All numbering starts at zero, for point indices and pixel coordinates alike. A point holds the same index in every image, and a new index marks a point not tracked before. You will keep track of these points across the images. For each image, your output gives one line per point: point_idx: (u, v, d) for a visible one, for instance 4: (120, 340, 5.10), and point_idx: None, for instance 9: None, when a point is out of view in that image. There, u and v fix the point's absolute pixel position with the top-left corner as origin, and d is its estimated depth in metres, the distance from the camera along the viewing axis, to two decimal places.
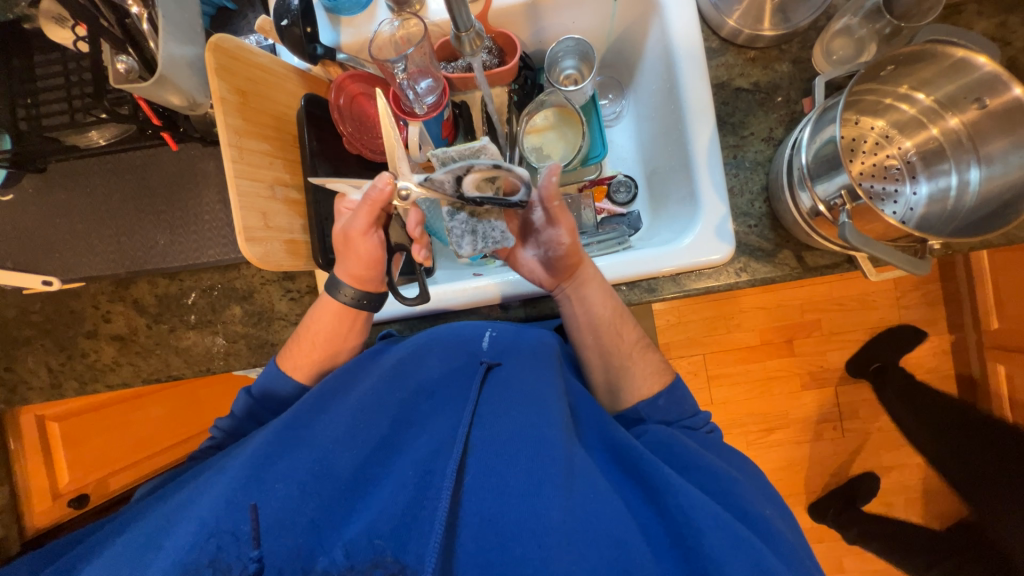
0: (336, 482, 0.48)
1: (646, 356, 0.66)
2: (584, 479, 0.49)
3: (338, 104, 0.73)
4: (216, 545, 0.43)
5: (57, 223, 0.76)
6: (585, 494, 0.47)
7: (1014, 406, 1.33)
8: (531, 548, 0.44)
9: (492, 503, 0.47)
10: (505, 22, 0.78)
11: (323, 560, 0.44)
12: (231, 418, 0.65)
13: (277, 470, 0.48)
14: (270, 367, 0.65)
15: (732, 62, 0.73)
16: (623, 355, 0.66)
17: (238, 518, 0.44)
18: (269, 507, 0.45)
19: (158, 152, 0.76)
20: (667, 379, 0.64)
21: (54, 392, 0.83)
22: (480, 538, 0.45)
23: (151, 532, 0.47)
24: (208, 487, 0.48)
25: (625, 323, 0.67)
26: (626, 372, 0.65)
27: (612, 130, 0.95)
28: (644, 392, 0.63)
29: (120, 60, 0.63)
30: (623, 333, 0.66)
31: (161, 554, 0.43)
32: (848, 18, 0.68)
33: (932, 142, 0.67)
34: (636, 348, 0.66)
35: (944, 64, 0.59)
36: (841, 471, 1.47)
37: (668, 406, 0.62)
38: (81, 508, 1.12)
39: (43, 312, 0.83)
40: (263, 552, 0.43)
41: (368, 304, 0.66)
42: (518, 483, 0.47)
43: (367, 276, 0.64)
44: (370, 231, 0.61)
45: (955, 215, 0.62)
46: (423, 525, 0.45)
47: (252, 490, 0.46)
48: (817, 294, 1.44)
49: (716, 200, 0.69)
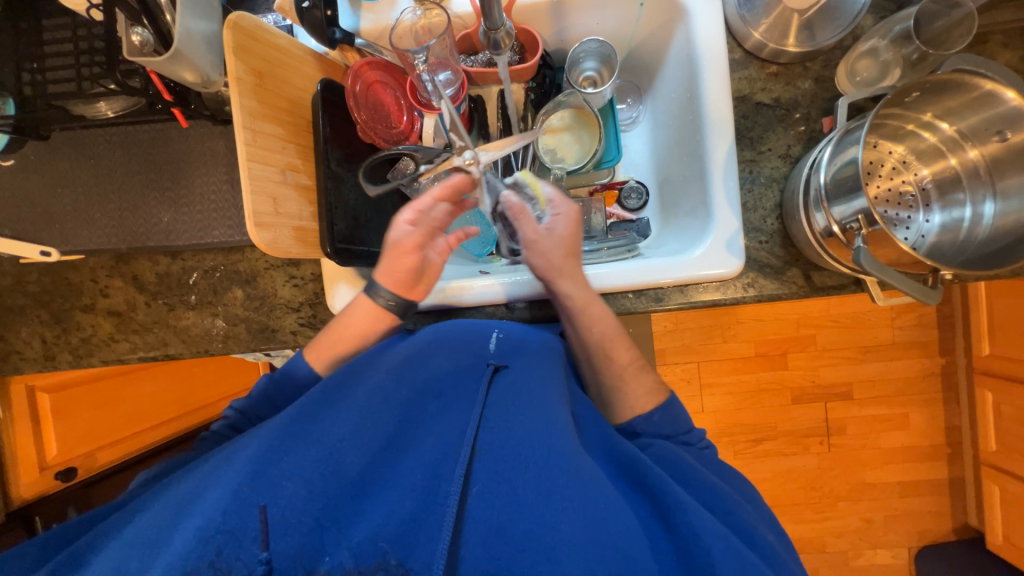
0: (341, 482, 0.48)
1: (641, 377, 0.65)
2: (598, 490, 0.48)
3: (354, 91, 0.72)
4: (216, 547, 0.42)
5: (58, 192, 0.75)
6: (596, 509, 0.46)
7: (998, 434, 1.35)
8: (541, 559, 0.43)
9: (503, 512, 0.47)
10: (528, 18, 0.76)
11: (328, 561, 0.44)
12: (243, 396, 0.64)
13: (285, 467, 0.48)
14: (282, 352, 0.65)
15: (755, 75, 0.73)
16: (617, 375, 0.64)
17: (246, 517, 0.44)
18: (278, 507, 0.45)
19: (167, 127, 0.74)
20: (662, 398, 0.63)
21: (46, 364, 0.82)
22: (489, 545, 0.45)
23: (160, 522, 0.46)
24: (214, 479, 0.48)
25: (621, 342, 0.65)
26: (616, 392, 0.64)
27: (627, 134, 0.94)
28: (638, 409, 0.63)
29: (135, 31, 0.60)
30: (621, 350, 0.65)
31: (169, 550, 0.43)
32: (875, 40, 0.68)
33: (949, 171, 0.67)
34: (630, 368, 0.65)
35: (969, 96, 0.59)
36: (825, 485, 1.50)
37: (664, 422, 0.62)
38: (68, 481, 1.11)
39: (39, 283, 0.81)
40: (271, 554, 0.43)
41: (400, 308, 0.67)
42: (530, 492, 0.47)
43: (402, 282, 0.66)
44: (417, 250, 0.66)
45: (966, 247, 0.63)
46: (433, 530, 0.46)
47: (261, 487, 0.46)
48: (813, 309, 1.46)
49: (730, 214, 0.69)
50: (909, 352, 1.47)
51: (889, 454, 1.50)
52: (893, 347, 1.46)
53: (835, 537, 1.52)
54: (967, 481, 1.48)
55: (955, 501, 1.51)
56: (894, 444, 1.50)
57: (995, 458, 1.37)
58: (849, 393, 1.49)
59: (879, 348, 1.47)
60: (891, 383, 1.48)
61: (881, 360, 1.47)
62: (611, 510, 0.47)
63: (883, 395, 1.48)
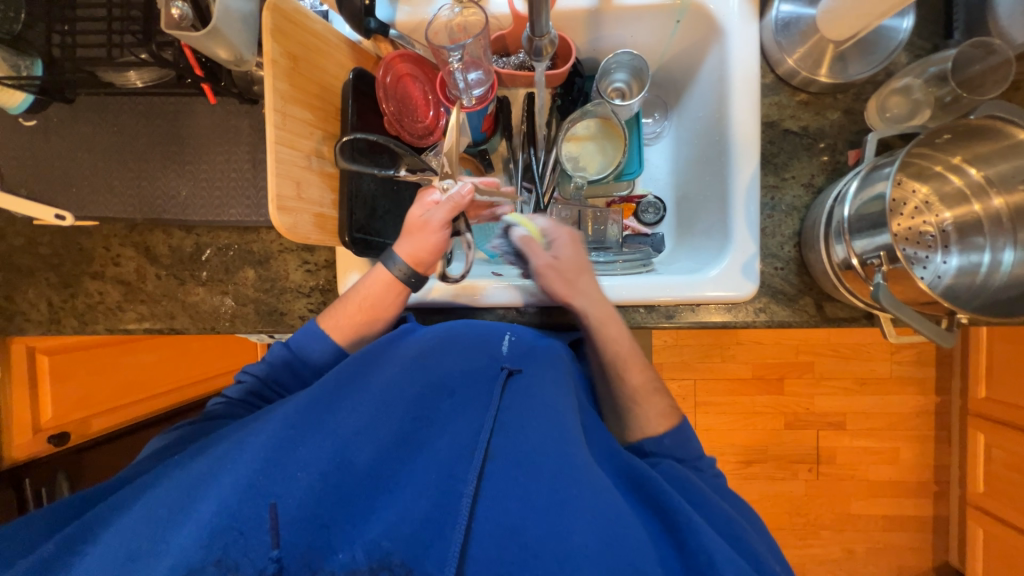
0: (355, 478, 0.48)
1: (654, 398, 0.65)
2: (610, 505, 0.48)
3: (384, 82, 0.72)
4: (224, 543, 0.42)
5: (77, 157, 0.74)
6: (604, 525, 0.46)
7: (987, 476, 1.36)
8: (549, 571, 0.44)
9: (513, 519, 0.47)
10: (564, 25, 0.76)
11: (337, 559, 0.44)
12: (253, 374, 0.65)
13: (299, 457, 0.48)
14: (313, 327, 0.66)
15: (785, 102, 0.73)
16: (629, 395, 0.65)
17: (259, 507, 0.44)
18: (289, 502, 0.45)
19: (193, 102, 0.74)
20: (674, 421, 0.64)
21: (51, 327, 0.81)
22: (498, 554, 0.45)
23: (169, 501, 0.46)
24: (227, 462, 0.48)
25: (636, 363, 0.66)
26: (629, 412, 0.65)
27: (649, 148, 0.94)
28: (650, 430, 0.63)
29: (174, 5, 0.58)
30: (635, 372, 0.65)
31: (181, 533, 0.43)
32: (910, 78, 0.68)
33: (971, 216, 0.67)
34: (642, 391, 0.65)
35: (1002, 143, 0.60)
36: (811, 512, 1.51)
37: (675, 446, 0.62)
38: (60, 445, 1.11)
39: (51, 246, 0.81)
40: (282, 553, 0.43)
41: (415, 283, 0.67)
42: (542, 503, 0.47)
43: (425, 260, 0.66)
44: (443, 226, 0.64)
45: (984, 291, 0.63)
46: (445, 533, 0.46)
47: (274, 477, 0.46)
48: (814, 337, 1.46)
49: (748, 238, 0.69)
50: (905, 387, 1.47)
51: (877, 488, 1.51)
52: (889, 381, 1.47)
53: (816, 565, 1.52)
54: (951, 520, 1.49)
55: (937, 540, 1.52)
56: (883, 477, 1.50)
57: (981, 501, 1.38)
58: (842, 423, 1.49)
59: (876, 382, 1.47)
60: (886, 417, 1.48)
61: (877, 393, 1.47)
62: (622, 526, 0.46)
63: (876, 428, 1.49)
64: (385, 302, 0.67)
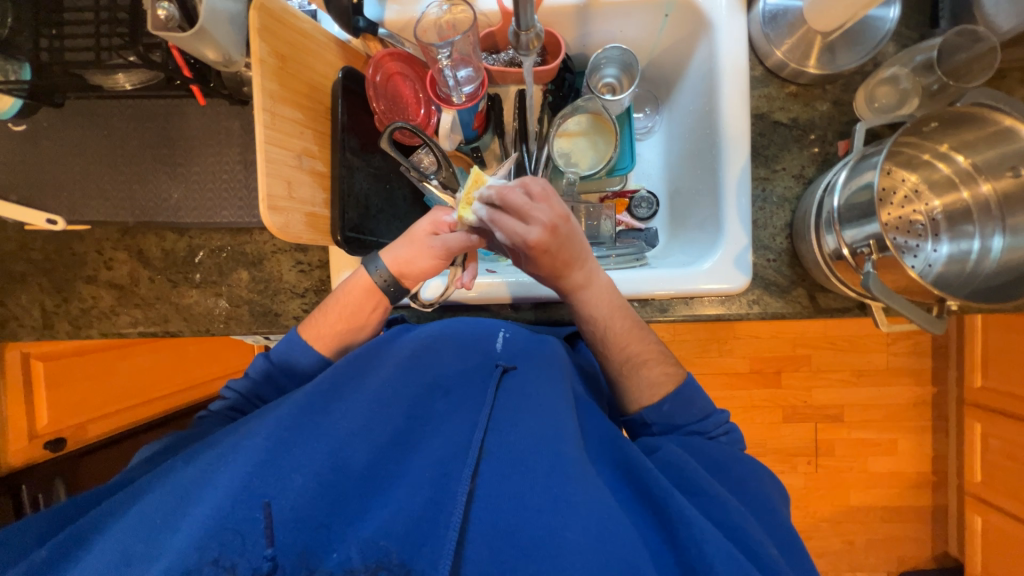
0: (349, 477, 0.48)
1: (649, 368, 0.63)
2: (602, 500, 0.48)
3: (374, 81, 0.73)
4: (220, 543, 0.42)
5: (68, 161, 0.74)
6: (598, 518, 0.46)
7: (984, 465, 1.37)
8: (545, 566, 0.43)
9: (507, 515, 0.47)
10: (553, 21, 0.76)
11: (333, 558, 0.43)
12: (237, 391, 0.64)
13: (294, 457, 0.48)
14: (297, 337, 0.65)
15: (774, 94, 0.73)
16: (621, 366, 0.64)
17: (251, 508, 0.44)
18: (282, 503, 0.44)
19: (182, 103, 0.74)
20: (673, 387, 0.62)
21: (44, 332, 0.81)
22: (494, 549, 0.45)
23: (164, 508, 0.46)
24: (222, 465, 0.48)
25: (639, 335, 0.64)
26: (620, 382, 0.65)
27: (642, 143, 0.94)
28: (645, 401, 0.63)
29: (160, 6, 0.58)
30: (632, 342, 0.63)
31: (176, 537, 0.43)
32: (897, 67, 0.69)
33: (961, 204, 0.67)
34: (633, 363, 0.63)
35: (986, 130, 0.60)
36: (810, 504, 1.52)
37: (672, 413, 0.61)
38: (56, 451, 1.10)
39: (42, 251, 0.81)
40: (276, 550, 0.42)
41: (396, 291, 0.66)
42: (537, 499, 0.47)
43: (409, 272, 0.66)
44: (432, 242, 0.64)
45: (974, 278, 0.64)
46: (439, 528, 0.46)
47: (267, 478, 0.46)
48: (810, 330, 1.46)
49: (741, 231, 0.70)
50: (902, 378, 1.48)
51: (875, 479, 1.51)
52: (886, 372, 1.47)
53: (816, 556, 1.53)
54: (950, 509, 1.49)
55: (936, 529, 1.52)
56: (882, 468, 1.51)
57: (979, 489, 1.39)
58: (840, 415, 1.49)
59: (872, 373, 1.48)
60: (883, 408, 1.49)
61: (874, 385, 1.48)
62: (614, 520, 0.46)
63: (873, 419, 1.49)
64: (368, 309, 0.66)
